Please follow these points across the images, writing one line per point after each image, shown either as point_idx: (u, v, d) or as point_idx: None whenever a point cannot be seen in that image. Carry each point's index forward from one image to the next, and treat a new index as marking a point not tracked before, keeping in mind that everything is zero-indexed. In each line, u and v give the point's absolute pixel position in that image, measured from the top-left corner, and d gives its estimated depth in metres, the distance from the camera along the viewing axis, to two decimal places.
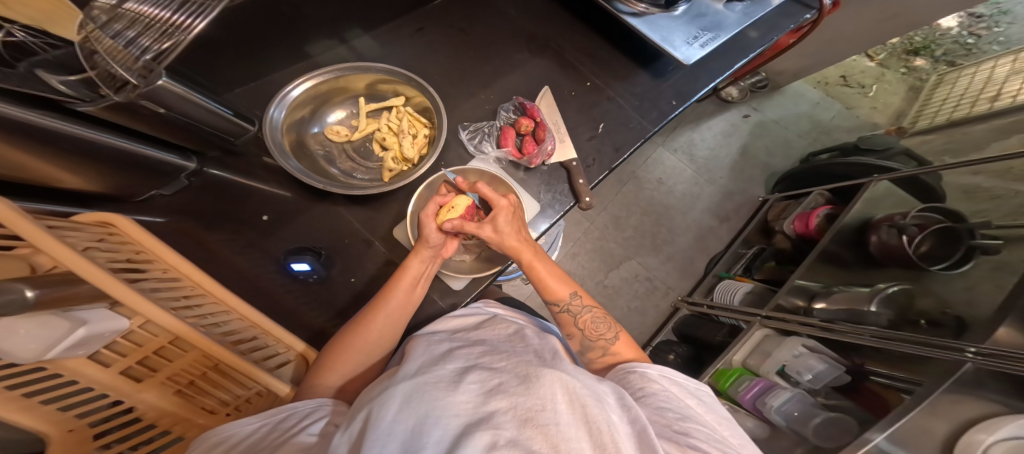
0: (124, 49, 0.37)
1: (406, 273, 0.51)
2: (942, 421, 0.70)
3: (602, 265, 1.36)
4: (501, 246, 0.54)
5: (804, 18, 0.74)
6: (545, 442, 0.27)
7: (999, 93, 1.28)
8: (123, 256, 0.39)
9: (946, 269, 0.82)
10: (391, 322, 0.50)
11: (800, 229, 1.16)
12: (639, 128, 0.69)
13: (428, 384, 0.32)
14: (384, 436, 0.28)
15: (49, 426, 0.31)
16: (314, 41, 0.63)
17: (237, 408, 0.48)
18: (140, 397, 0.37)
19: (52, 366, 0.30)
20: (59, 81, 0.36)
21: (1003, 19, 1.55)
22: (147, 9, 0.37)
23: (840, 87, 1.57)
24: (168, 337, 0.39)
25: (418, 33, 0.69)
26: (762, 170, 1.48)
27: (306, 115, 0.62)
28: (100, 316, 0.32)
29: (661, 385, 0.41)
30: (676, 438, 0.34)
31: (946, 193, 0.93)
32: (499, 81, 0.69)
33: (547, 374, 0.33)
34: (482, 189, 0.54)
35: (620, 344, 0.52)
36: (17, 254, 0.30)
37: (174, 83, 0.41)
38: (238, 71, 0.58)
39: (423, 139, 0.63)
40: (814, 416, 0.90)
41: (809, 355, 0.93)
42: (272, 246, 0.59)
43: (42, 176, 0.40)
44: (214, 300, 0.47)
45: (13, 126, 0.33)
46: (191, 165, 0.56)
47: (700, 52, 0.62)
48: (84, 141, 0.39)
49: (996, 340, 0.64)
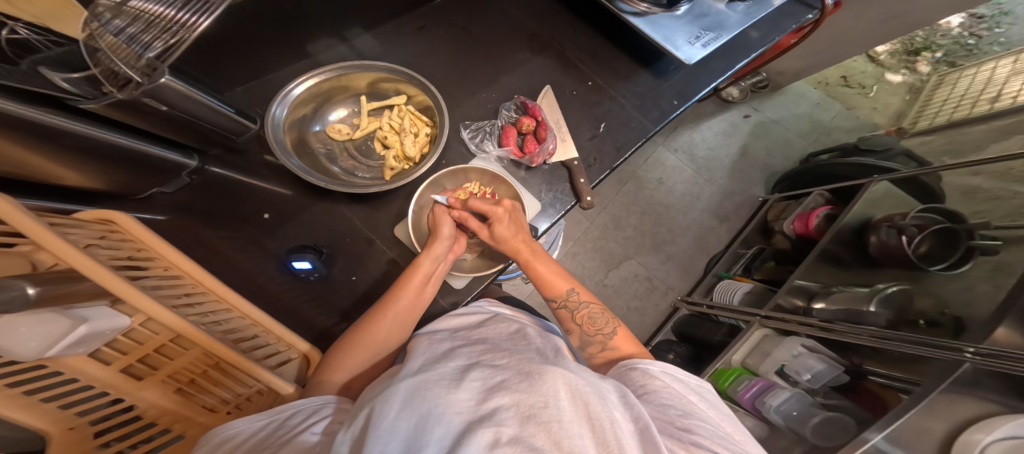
0: (125, 46, 0.36)
1: (417, 271, 0.51)
2: (941, 421, 0.71)
3: (602, 264, 1.36)
4: (501, 248, 0.55)
5: (806, 18, 0.74)
6: (547, 440, 0.27)
7: (999, 94, 1.28)
8: (123, 253, 0.39)
9: (946, 269, 0.82)
10: (400, 320, 0.50)
11: (800, 229, 1.16)
12: (640, 127, 0.69)
13: (429, 382, 0.32)
14: (386, 434, 0.28)
15: (49, 424, 0.31)
16: (315, 40, 0.63)
17: (237, 406, 0.48)
18: (140, 396, 0.37)
19: (52, 364, 0.30)
20: (62, 78, 0.35)
21: (1004, 20, 1.56)
22: (152, 7, 0.37)
23: (840, 88, 1.57)
24: (169, 335, 0.39)
25: (418, 32, 0.69)
26: (762, 170, 1.48)
27: (308, 114, 0.61)
28: (101, 314, 0.32)
29: (663, 382, 0.41)
30: (678, 435, 0.34)
31: (946, 193, 0.93)
32: (500, 80, 0.69)
33: (549, 372, 0.33)
34: (473, 204, 0.54)
35: (619, 338, 0.51)
36: (17, 251, 0.30)
37: (176, 80, 0.40)
38: (240, 70, 0.58)
39: (424, 138, 0.62)
40: (813, 415, 0.91)
41: (808, 354, 0.94)
42: (272, 244, 0.59)
43: (44, 173, 0.40)
44: (215, 298, 0.47)
45: (13, 122, 0.33)
46: (193, 163, 0.56)
47: (702, 52, 0.62)
48: (86, 138, 0.39)
49: (994, 340, 0.64)
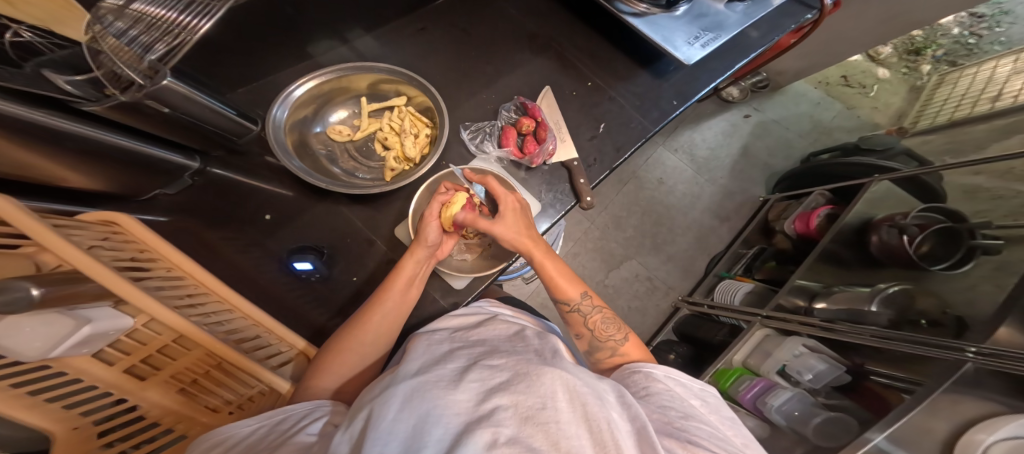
0: (128, 49, 0.36)
1: (400, 274, 0.51)
2: (943, 421, 0.70)
3: (602, 264, 1.36)
4: (510, 243, 0.54)
5: (805, 18, 0.74)
6: (545, 440, 0.27)
7: (1000, 93, 1.28)
8: (126, 254, 0.40)
9: (947, 269, 0.82)
10: (386, 323, 0.50)
11: (800, 229, 1.16)
12: (640, 128, 0.69)
13: (429, 383, 0.32)
14: (385, 435, 0.28)
15: (54, 424, 0.31)
16: (316, 42, 0.63)
17: (239, 407, 0.48)
18: (143, 396, 0.37)
19: (56, 364, 0.31)
20: (65, 81, 0.35)
21: (1004, 19, 1.55)
22: (155, 10, 0.36)
23: (840, 87, 1.57)
24: (171, 336, 0.39)
25: (418, 33, 0.70)
26: (762, 170, 1.48)
27: (308, 115, 0.62)
28: (105, 315, 0.32)
29: (665, 384, 0.41)
30: (676, 435, 0.34)
31: (948, 193, 0.93)
32: (500, 81, 0.69)
33: (548, 372, 0.33)
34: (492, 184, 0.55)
35: (630, 345, 0.52)
36: (20, 253, 0.30)
37: (179, 83, 0.41)
38: (241, 71, 0.58)
39: (424, 139, 0.63)
40: (813, 415, 0.92)
41: (809, 354, 0.93)
42: (273, 245, 0.59)
43: (46, 175, 0.40)
44: (216, 298, 0.47)
45: (16, 124, 0.33)
46: (194, 165, 0.57)
47: (700, 52, 0.62)
48: (88, 140, 0.40)
49: (996, 340, 0.64)
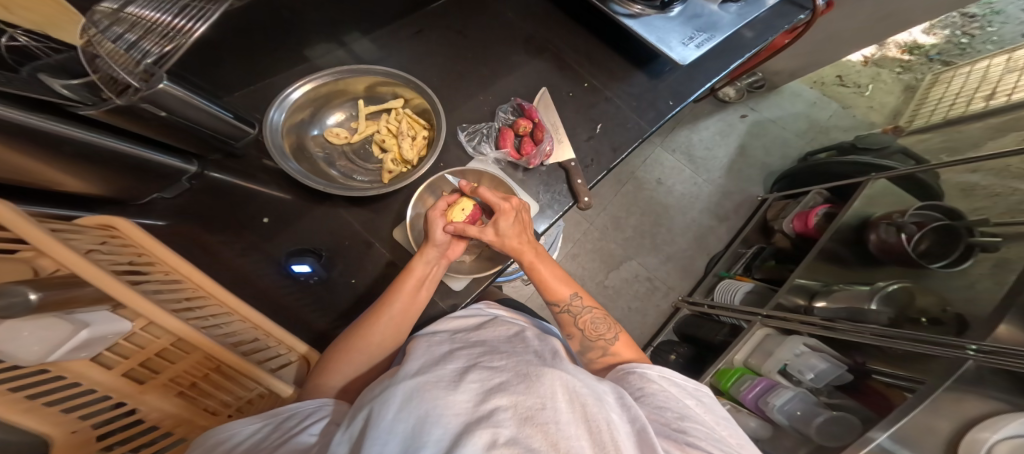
0: (125, 53, 0.36)
1: (410, 276, 0.51)
2: (945, 420, 0.70)
3: (602, 265, 1.36)
4: (502, 248, 0.54)
5: (798, 18, 0.75)
6: (544, 441, 0.27)
7: (994, 91, 1.28)
8: (125, 259, 0.40)
9: (947, 266, 0.82)
10: (393, 324, 0.50)
11: (799, 228, 1.16)
12: (638, 127, 0.69)
13: (429, 383, 0.32)
14: (385, 435, 0.28)
15: (52, 428, 0.31)
16: (314, 45, 0.64)
17: (238, 409, 0.48)
18: (143, 400, 0.37)
19: (55, 369, 0.30)
20: (61, 84, 0.36)
21: (996, 19, 1.56)
22: (150, 14, 0.36)
23: (835, 87, 1.59)
24: (170, 339, 0.39)
25: (416, 35, 0.70)
26: (760, 170, 1.49)
27: (306, 118, 0.62)
28: (101, 318, 0.32)
29: (660, 385, 0.41)
30: (674, 436, 0.35)
31: (944, 191, 0.93)
32: (497, 82, 0.70)
33: (547, 374, 0.33)
34: (484, 192, 0.53)
35: (620, 344, 0.52)
36: (19, 257, 0.30)
37: (173, 86, 0.41)
38: (238, 74, 0.58)
39: (422, 140, 0.63)
40: (816, 414, 0.91)
41: (810, 353, 0.93)
42: (272, 248, 0.59)
43: (46, 180, 0.41)
44: (215, 301, 0.47)
45: (14, 127, 0.33)
46: (192, 168, 0.57)
47: (695, 52, 0.63)
48: (89, 146, 0.40)
49: (996, 337, 0.64)
